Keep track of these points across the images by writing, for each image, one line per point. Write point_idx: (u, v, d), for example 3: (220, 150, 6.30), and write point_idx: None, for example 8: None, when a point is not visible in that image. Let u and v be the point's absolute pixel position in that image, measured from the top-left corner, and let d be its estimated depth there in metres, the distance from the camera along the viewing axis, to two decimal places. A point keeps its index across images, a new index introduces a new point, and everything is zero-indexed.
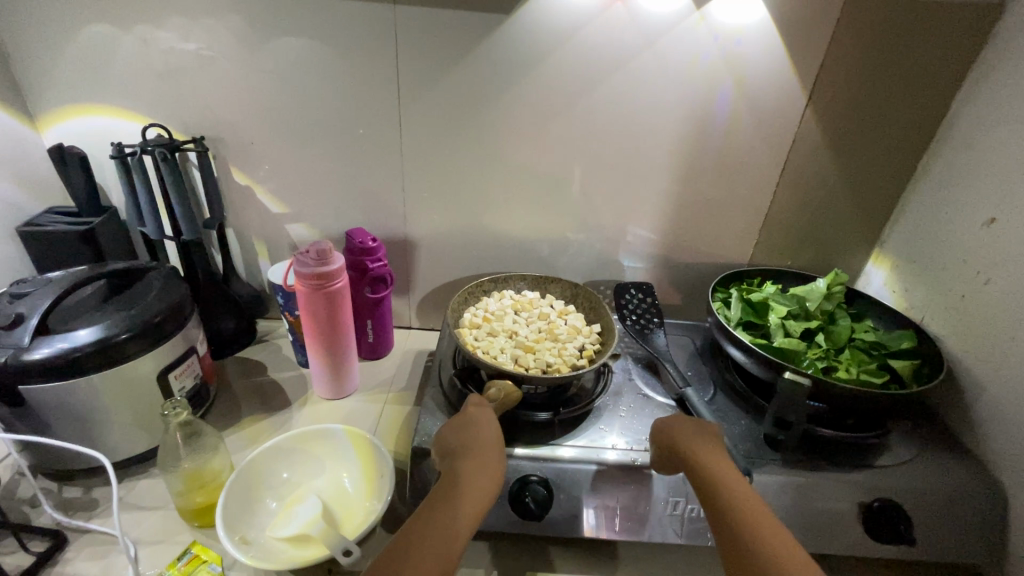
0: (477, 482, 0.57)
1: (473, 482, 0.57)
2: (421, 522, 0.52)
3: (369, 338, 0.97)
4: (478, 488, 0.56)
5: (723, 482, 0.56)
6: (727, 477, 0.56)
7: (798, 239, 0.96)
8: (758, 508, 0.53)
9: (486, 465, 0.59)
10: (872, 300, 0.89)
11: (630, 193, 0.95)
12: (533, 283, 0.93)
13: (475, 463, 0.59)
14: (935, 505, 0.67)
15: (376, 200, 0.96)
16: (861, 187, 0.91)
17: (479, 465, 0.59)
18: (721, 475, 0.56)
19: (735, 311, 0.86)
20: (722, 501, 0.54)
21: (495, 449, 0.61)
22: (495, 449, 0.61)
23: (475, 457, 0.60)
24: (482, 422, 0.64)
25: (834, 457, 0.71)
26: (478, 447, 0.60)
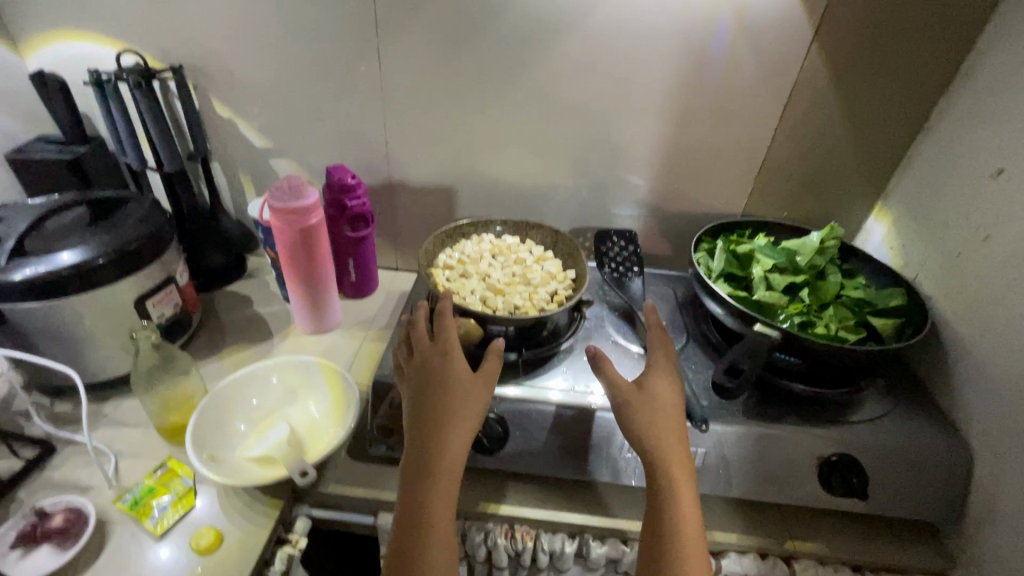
0: (466, 380, 0.59)
1: (463, 383, 0.59)
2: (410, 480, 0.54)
3: (352, 277, 0.98)
4: (470, 385, 0.59)
5: (673, 448, 0.57)
6: (678, 445, 0.57)
7: (796, 190, 0.92)
8: (688, 481, 0.55)
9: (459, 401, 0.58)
10: (867, 256, 0.85)
11: (620, 136, 0.90)
12: (514, 227, 0.92)
13: (457, 364, 0.60)
14: (898, 465, 0.66)
15: (359, 137, 0.94)
16: (868, 134, 0.84)
17: (461, 364, 0.60)
18: (671, 444, 0.57)
19: (718, 263, 0.83)
20: (662, 465, 0.55)
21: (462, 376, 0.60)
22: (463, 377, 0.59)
23: (454, 357, 0.61)
24: (447, 325, 0.64)
25: (798, 410, 0.70)
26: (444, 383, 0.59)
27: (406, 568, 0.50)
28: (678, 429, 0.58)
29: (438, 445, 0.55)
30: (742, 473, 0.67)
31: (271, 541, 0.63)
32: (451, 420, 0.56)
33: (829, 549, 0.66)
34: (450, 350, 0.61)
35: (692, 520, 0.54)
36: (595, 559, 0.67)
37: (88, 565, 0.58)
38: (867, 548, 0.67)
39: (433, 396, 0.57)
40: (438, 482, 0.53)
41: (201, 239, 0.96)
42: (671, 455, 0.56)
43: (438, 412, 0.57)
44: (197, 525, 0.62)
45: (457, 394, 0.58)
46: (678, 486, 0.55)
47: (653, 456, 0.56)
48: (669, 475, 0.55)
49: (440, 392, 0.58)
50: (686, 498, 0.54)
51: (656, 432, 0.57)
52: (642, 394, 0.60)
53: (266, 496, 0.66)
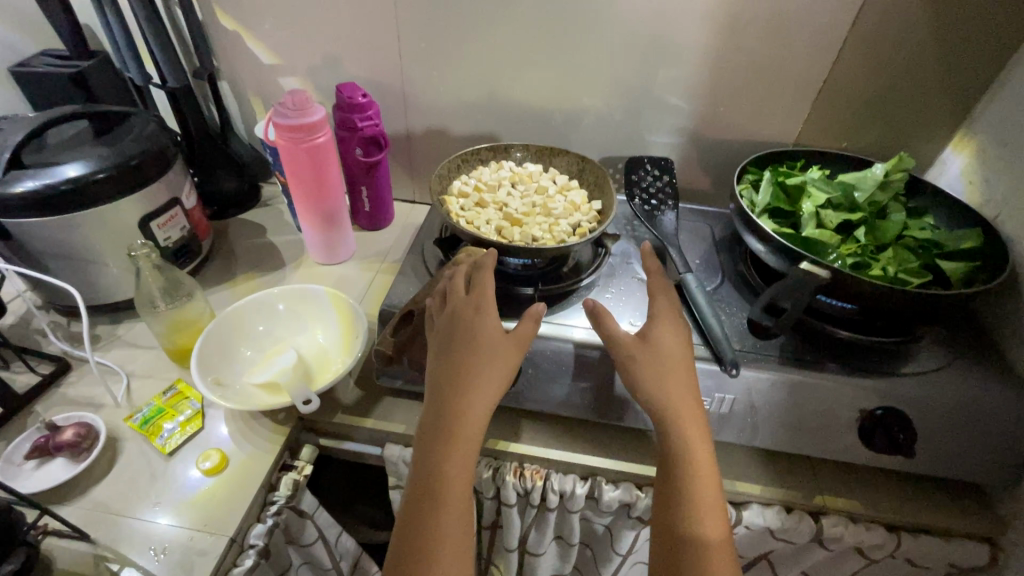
0: (497, 340, 0.53)
1: (493, 343, 0.53)
2: (428, 447, 0.49)
3: (366, 207, 0.94)
4: (500, 347, 0.53)
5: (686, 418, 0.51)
6: (694, 416, 0.51)
7: (862, 115, 0.80)
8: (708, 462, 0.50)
9: (488, 363, 0.52)
10: (939, 192, 0.74)
11: (660, 50, 0.80)
12: (536, 154, 0.84)
13: (488, 321, 0.54)
14: (952, 422, 0.60)
15: (370, 51, 0.86)
16: (958, 47, 0.71)
17: (493, 324, 0.54)
18: (683, 412, 0.51)
19: (763, 197, 0.74)
20: (679, 437, 0.50)
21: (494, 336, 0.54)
22: (495, 338, 0.53)
23: (486, 313, 0.55)
24: (486, 276, 0.58)
25: (842, 359, 0.63)
26: (472, 342, 0.53)
27: (411, 544, 0.47)
28: (689, 391, 0.52)
29: (459, 410, 0.50)
30: (772, 423, 0.61)
31: (277, 467, 0.62)
32: (474, 384, 0.51)
33: (863, 507, 0.61)
34: (483, 304, 0.55)
35: (712, 495, 0.49)
36: (607, 503, 0.64)
37: (99, 479, 0.59)
38: (907, 508, 0.62)
39: (459, 355, 0.52)
40: (454, 450, 0.49)
41: (211, 163, 0.92)
42: (682, 423, 0.50)
43: (462, 374, 0.51)
44: (204, 447, 0.62)
45: (484, 355, 0.52)
46: (691, 461, 0.49)
47: (671, 429, 0.50)
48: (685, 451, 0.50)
49: (465, 351, 0.53)
50: (700, 473, 0.49)
51: (666, 399, 0.51)
52: (646, 347, 0.54)
53: (272, 423, 0.65)
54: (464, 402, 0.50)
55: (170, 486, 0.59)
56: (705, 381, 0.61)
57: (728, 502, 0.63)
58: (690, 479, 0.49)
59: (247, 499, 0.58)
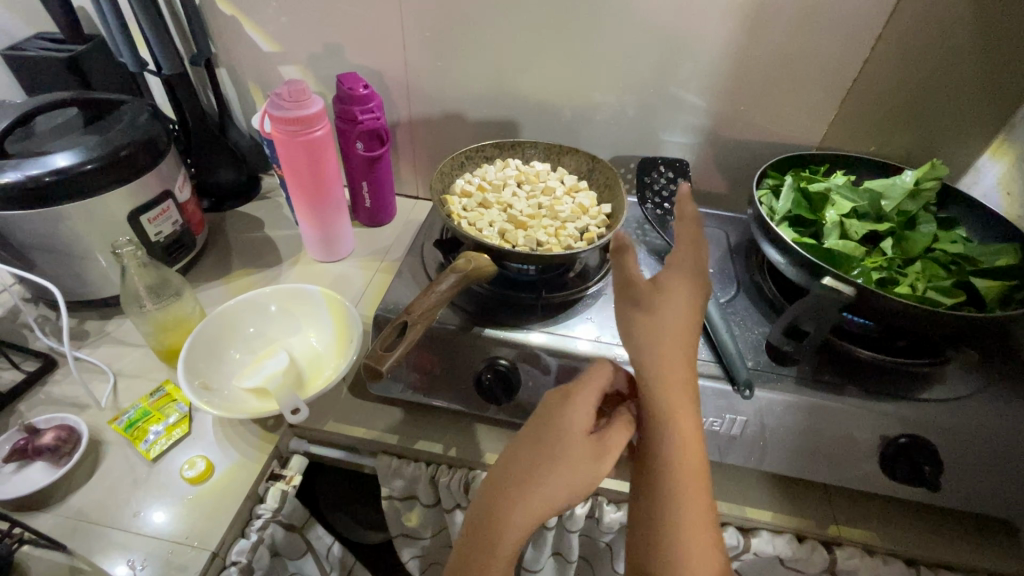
0: (578, 451, 0.42)
1: (571, 451, 0.42)
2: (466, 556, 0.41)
3: (367, 202, 0.91)
4: (577, 458, 0.41)
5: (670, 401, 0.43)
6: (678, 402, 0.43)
7: (893, 118, 0.75)
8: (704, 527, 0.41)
9: (554, 469, 0.41)
10: (973, 203, 0.69)
11: (679, 44, 0.75)
12: (545, 151, 0.80)
13: (578, 418, 0.43)
14: (980, 453, 0.56)
15: (373, 40, 0.82)
16: (1004, 46, 0.66)
17: (579, 424, 0.43)
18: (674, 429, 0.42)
19: (783, 204, 0.69)
20: (665, 424, 0.42)
21: (574, 440, 0.42)
22: (575, 443, 0.42)
23: (579, 409, 0.43)
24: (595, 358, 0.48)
25: (864, 380, 0.60)
26: (545, 443, 0.42)
27: None
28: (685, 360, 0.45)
29: (492, 521, 0.40)
30: (787, 450, 0.58)
31: (265, 476, 0.60)
32: (531, 493, 0.40)
33: (881, 540, 0.58)
34: (570, 401, 0.44)
35: (698, 497, 0.42)
36: (608, 523, 0.62)
37: (80, 486, 0.57)
38: (927, 542, 0.58)
39: (526, 454, 0.42)
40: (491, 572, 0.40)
41: (207, 154, 0.89)
42: (673, 410, 0.43)
43: (521, 479, 0.41)
44: (191, 452, 0.60)
45: (554, 462, 0.41)
46: (673, 453, 0.42)
47: (656, 417, 0.43)
48: (674, 443, 0.42)
49: (535, 450, 0.42)
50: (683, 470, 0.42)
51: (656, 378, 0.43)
52: (655, 292, 0.46)
53: (262, 430, 0.63)
54: (514, 515, 0.40)
55: (153, 494, 0.56)
56: (717, 402, 0.58)
57: (737, 528, 0.60)
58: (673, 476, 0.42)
59: (231, 511, 0.55)
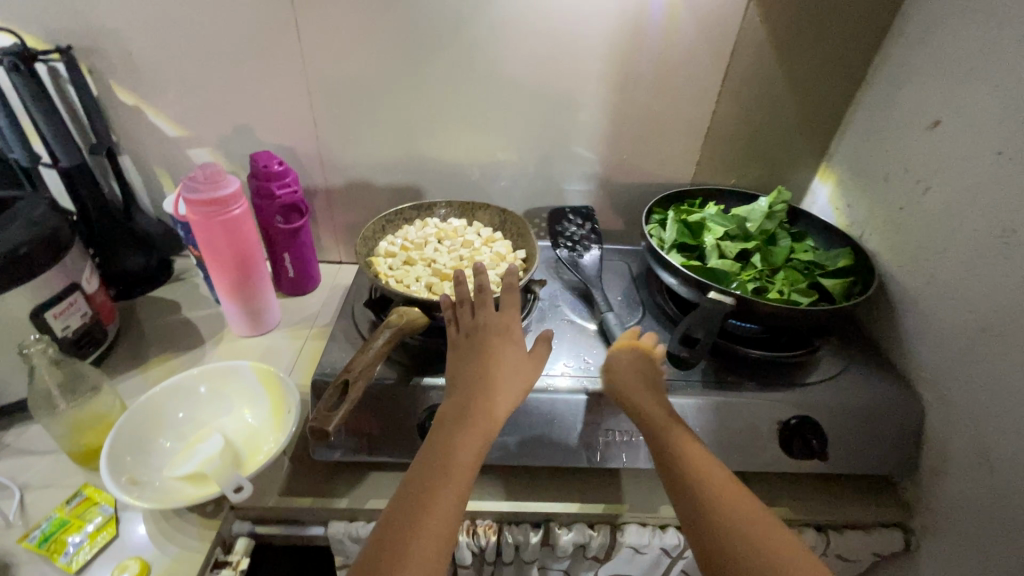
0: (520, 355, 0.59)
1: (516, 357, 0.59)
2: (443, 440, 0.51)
3: (290, 272, 0.92)
4: (520, 362, 0.59)
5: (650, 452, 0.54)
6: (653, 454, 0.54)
7: (744, 156, 0.91)
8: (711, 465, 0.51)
9: (514, 368, 0.58)
10: (815, 219, 0.84)
11: (564, 107, 0.87)
12: (460, 208, 0.87)
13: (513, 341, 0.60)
14: (854, 422, 0.66)
15: (283, 118, 0.87)
16: (809, 92, 0.83)
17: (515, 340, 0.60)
18: (659, 415, 0.56)
19: (670, 234, 0.81)
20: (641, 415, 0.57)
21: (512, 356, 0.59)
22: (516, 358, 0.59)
23: (511, 333, 0.61)
24: (511, 298, 0.63)
25: (757, 377, 0.70)
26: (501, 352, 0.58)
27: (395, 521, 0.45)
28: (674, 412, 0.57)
29: (431, 489, 0.47)
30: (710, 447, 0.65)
31: (208, 566, 0.57)
32: (493, 387, 0.55)
33: (794, 512, 0.66)
34: (522, 358, 0.59)
35: (697, 457, 0.52)
36: (562, 546, 0.65)
37: None
38: (830, 507, 0.67)
39: (483, 357, 0.58)
40: (456, 453, 0.49)
41: (114, 242, 0.87)
42: (666, 421, 0.55)
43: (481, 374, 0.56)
44: (120, 557, 0.56)
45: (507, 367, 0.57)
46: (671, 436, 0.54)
47: (676, 468, 0.51)
48: (667, 433, 0.54)
49: (490, 357, 0.58)
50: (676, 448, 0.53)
51: (639, 406, 0.57)
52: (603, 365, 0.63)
53: (201, 516, 0.60)
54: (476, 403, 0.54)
55: None
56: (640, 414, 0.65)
57: (676, 528, 0.67)
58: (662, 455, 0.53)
59: None
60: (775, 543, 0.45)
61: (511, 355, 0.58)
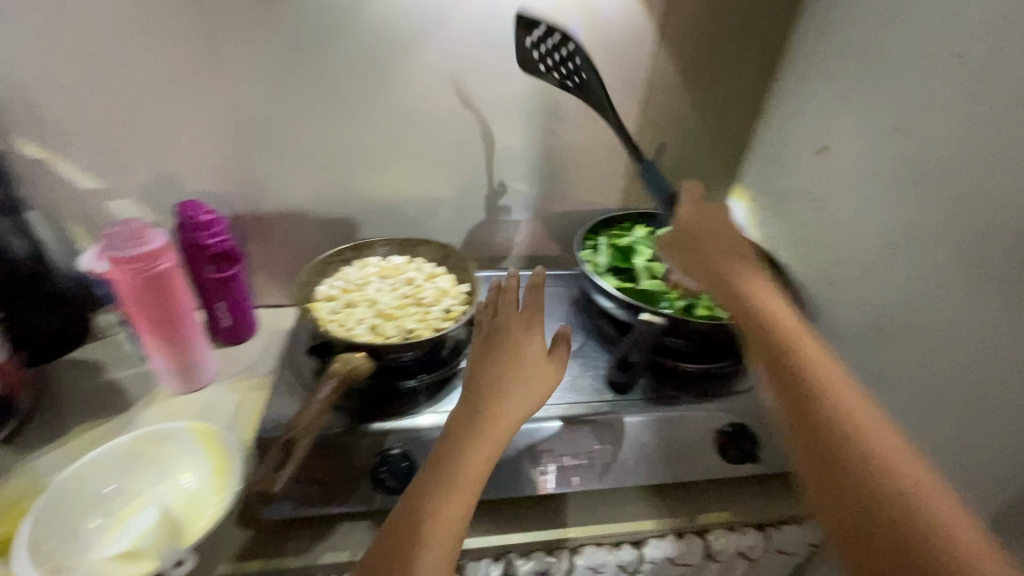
0: (537, 360, 0.54)
1: (532, 362, 0.54)
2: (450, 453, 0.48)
3: (225, 321, 0.88)
4: (538, 365, 0.54)
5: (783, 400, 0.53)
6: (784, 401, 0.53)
7: (667, 181, 0.97)
8: (843, 382, 0.50)
9: (530, 371, 0.53)
10: (733, 236, 0.92)
11: (496, 142, 0.90)
12: (400, 245, 0.87)
13: (531, 344, 0.55)
14: (781, 424, 0.72)
15: (211, 164, 0.85)
16: (718, 122, 0.91)
17: (533, 342, 0.56)
18: (792, 328, 0.55)
19: (604, 258, 0.86)
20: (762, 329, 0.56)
21: (529, 357, 0.54)
22: (531, 359, 0.54)
23: (531, 335, 0.56)
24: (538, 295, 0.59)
25: (691, 389, 0.75)
26: (516, 355, 0.54)
27: (396, 536, 0.44)
28: (797, 323, 0.56)
29: (437, 503, 0.45)
30: (654, 462, 0.69)
31: None
32: (507, 395, 0.51)
33: (736, 515, 0.71)
34: (534, 356, 0.55)
35: (829, 374, 0.50)
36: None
37: None
38: (768, 506, 0.72)
39: (497, 360, 0.54)
40: (462, 468, 0.47)
41: (24, 305, 0.80)
42: (788, 334, 0.54)
43: (495, 379, 0.52)
44: None
45: (519, 373, 0.53)
46: (804, 355, 0.52)
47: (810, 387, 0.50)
48: (792, 347, 0.53)
49: (501, 364, 0.53)
50: (813, 363, 0.52)
51: (766, 320, 0.57)
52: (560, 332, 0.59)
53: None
54: (490, 413, 0.50)
55: None
56: (587, 436, 0.68)
57: (630, 544, 0.69)
58: (788, 367, 0.52)
59: None
60: (910, 471, 0.43)
61: (524, 359, 0.54)
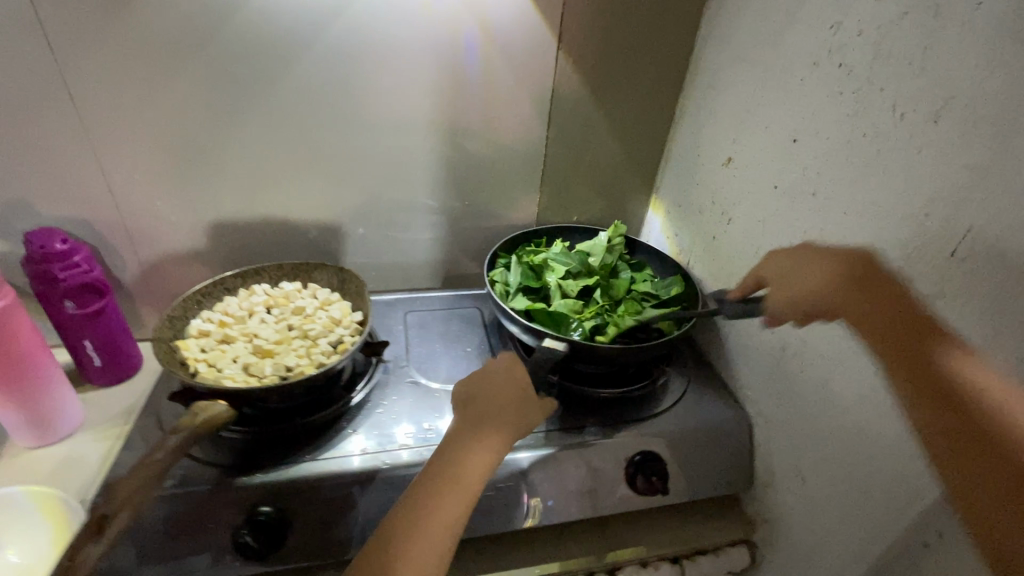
0: (516, 403, 0.56)
1: (512, 404, 0.56)
2: (427, 496, 0.49)
3: (97, 361, 0.79)
4: (517, 408, 0.56)
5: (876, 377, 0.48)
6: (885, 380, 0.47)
7: (582, 194, 0.93)
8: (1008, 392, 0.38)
9: (508, 417, 0.55)
10: (650, 249, 0.88)
11: (396, 157, 0.84)
12: (293, 271, 0.80)
13: (514, 388, 0.57)
14: (691, 450, 0.69)
15: (66, 189, 0.75)
16: (630, 132, 0.88)
17: (516, 388, 0.57)
18: (904, 328, 0.44)
19: (514, 278, 0.80)
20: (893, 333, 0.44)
21: (510, 398, 0.56)
22: (510, 400, 0.56)
23: (513, 380, 0.58)
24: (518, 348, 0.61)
25: (601, 415, 0.70)
26: (498, 398, 0.56)
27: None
28: (930, 336, 0.42)
29: (407, 542, 0.46)
30: (559, 499, 0.64)
31: None
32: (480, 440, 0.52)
33: (647, 550, 0.67)
34: (511, 401, 0.56)
35: (998, 394, 0.38)
36: None
37: None
38: (681, 536, 0.69)
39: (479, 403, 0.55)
40: (437, 510, 0.48)
41: None
42: (912, 336, 0.43)
43: (475, 421, 0.54)
44: None
45: (494, 414, 0.55)
46: (970, 373, 0.39)
47: (974, 415, 0.38)
48: (936, 353, 0.41)
49: (486, 407, 0.55)
50: (967, 377, 0.39)
51: (881, 323, 0.45)
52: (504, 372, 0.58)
53: None
54: (468, 454, 0.51)
55: None
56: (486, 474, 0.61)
57: None
58: (933, 384, 0.41)
59: None
60: None
61: (502, 403, 0.56)
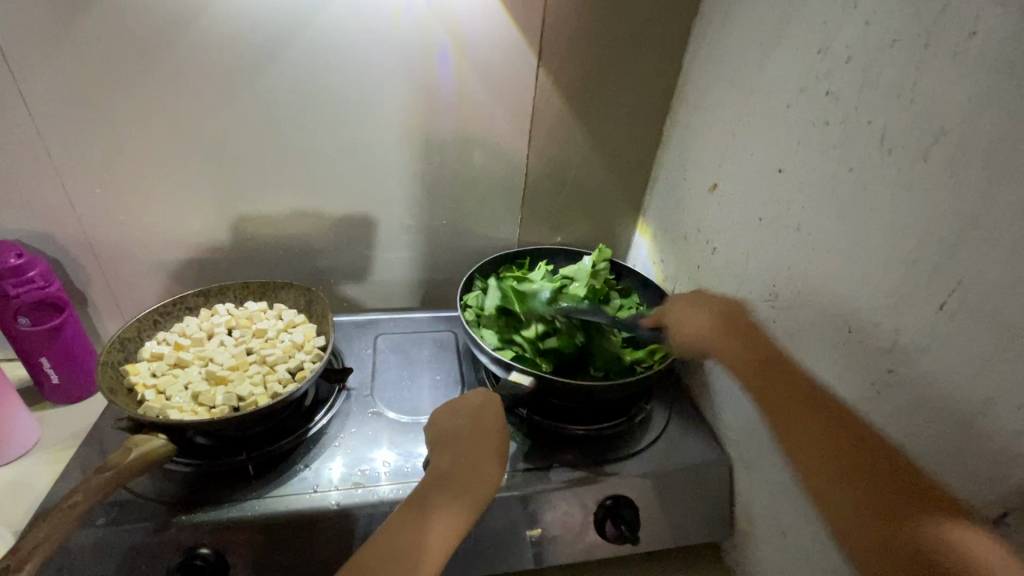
0: (484, 471, 0.54)
1: (478, 470, 0.54)
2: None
3: (55, 380, 0.76)
4: (485, 474, 0.54)
5: (846, 450, 0.46)
6: (853, 460, 0.45)
7: (565, 215, 0.90)
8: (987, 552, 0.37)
9: (479, 483, 0.53)
10: (636, 274, 0.84)
11: (370, 173, 0.81)
12: (259, 290, 0.77)
13: (487, 454, 0.55)
14: (666, 494, 0.65)
15: (25, 202, 0.72)
16: (614, 152, 0.85)
17: (490, 453, 0.55)
18: (885, 496, 0.43)
19: (490, 301, 0.77)
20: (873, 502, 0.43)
21: (479, 460, 0.55)
22: (479, 465, 0.54)
23: (486, 442, 0.56)
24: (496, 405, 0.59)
25: (572, 454, 0.66)
26: (467, 466, 0.54)
27: None
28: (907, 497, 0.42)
29: None
30: (522, 543, 0.61)
31: None
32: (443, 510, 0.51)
33: None
34: (482, 469, 0.54)
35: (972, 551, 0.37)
36: None
37: None
38: None
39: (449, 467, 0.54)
40: None
41: None
42: (890, 508, 0.42)
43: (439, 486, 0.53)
44: None
45: (463, 482, 0.53)
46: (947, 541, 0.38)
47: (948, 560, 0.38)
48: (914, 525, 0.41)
49: (453, 472, 0.54)
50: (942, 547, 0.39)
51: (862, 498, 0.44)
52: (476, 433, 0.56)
53: None
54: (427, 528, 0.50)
55: None
56: None
57: None
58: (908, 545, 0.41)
59: None
60: None
61: (472, 469, 0.54)
